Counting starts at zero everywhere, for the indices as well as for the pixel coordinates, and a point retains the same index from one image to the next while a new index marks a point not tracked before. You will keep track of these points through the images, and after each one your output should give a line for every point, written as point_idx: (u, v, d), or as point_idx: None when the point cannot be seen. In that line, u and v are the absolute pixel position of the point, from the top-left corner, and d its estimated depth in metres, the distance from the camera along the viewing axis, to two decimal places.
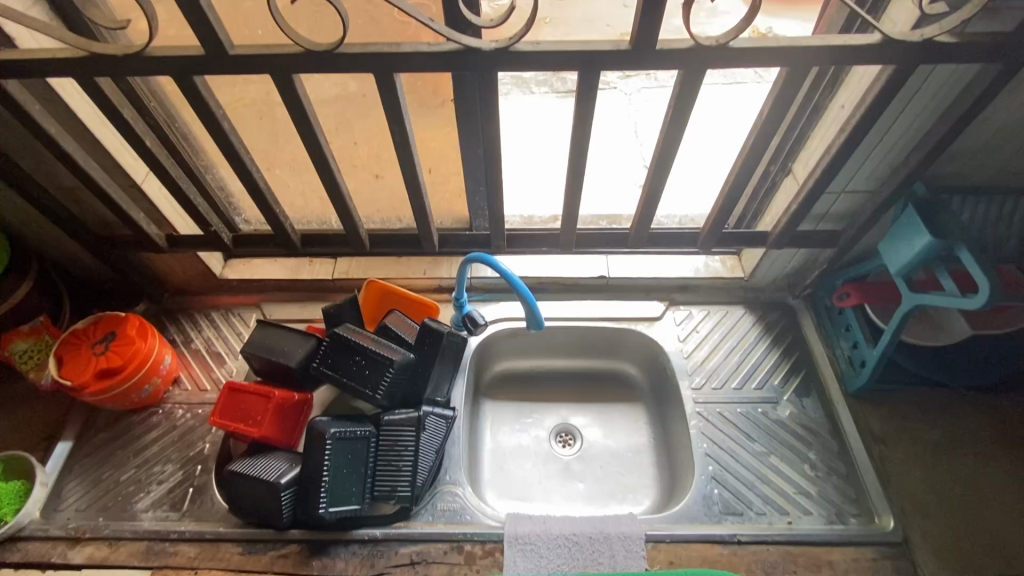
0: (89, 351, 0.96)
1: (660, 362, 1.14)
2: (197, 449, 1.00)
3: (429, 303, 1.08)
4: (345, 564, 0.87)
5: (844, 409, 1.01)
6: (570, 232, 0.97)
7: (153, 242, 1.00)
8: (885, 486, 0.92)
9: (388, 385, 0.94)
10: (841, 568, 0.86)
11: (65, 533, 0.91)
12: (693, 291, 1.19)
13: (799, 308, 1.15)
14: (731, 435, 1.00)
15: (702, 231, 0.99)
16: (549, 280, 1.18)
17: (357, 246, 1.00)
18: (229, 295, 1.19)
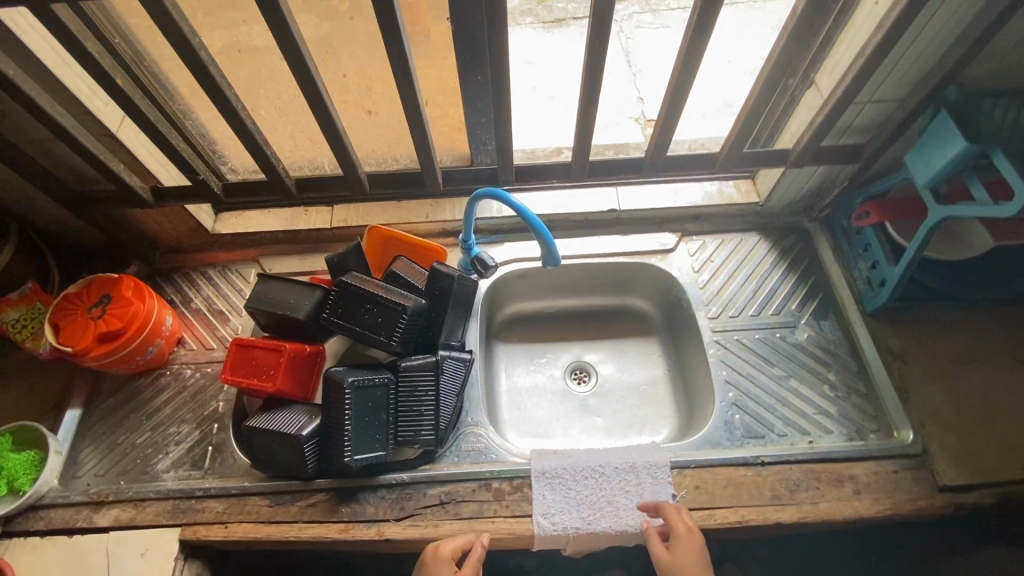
0: (85, 315, 0.92)
1: (675, 294, 1.12)
2: (211, 407, 0.98)
3: (435, 247, 1.04)
4: (374, 509, 0.87)
5: (862, 329, 1.01)
6: (583, 160, 0.91)
7: (137, 196, 0.93)
8: (904, 402, 0.93)
9: (402, 332, 0.92)
10: (864, 481, 0.87)
11: (88, 498, 0.89)
12: (706, 220, 1.15)
13: (814, 231, 1.13)
14: (750, 361, 1.00)
15: (720, 153, 0.94)
16: (557, 216, 1.13)
17: (356, 188, 0.94)
18: (225, 251, 1.14)
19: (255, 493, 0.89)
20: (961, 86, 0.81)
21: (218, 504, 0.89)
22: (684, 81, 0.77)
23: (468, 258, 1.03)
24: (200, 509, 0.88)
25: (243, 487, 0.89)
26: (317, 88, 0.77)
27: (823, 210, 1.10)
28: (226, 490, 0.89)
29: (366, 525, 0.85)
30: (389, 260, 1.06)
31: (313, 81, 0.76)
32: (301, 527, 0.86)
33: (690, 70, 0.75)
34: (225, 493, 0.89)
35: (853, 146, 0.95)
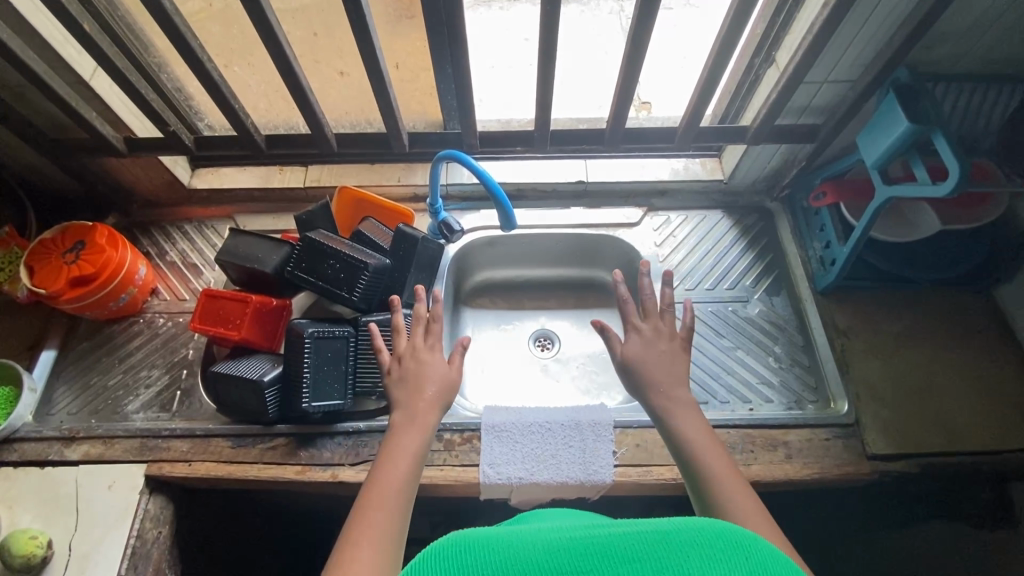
0: (60, 260, 0.95)
1: (636, 267, 1.15)
2: (181, 354, 1.03)
3: (403, 209, 1.07)
4: (331, 454, 0.91)
5: (811, 306, 1.05)
6: (545, 129, 0.94)
7: (111, 145, 0.96)
8: (844, 375, 0.97)
9: (364, 287, 0.95)
10: (795, 447, 0.92)
11: (60, 434, 0.94)
12: (672, 195, 1.18)
13: (776, 211, 1.16)
14: (701, 332, 1.04)
15: (680, 128, 0.96)
16: (526, 186, 1.16)
17: (324, 146, 0.97)
18: (200, 206, 1.17)
19: (219, 434, 0.94)
20: (911, 68, 0.83)
21: (184, 443, 0.93)
22: (638, 54, 0.79)
23: (435, 222, 1.06)
24: (166, 447, 0.93)
25: (208, 429, 0.94)
26: (281, 46, 0.78)
27: (784, 190, 1.13)
28: (191, 430, 0.94)
29: (322, 468, 0.90)
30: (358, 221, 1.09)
31: (277, 39, 0.77)
32: (261, 467, 0.91)
33: (643, 41, 0.77)
34: (190, 433, 0.94)
35: (810, 127, 0.98)
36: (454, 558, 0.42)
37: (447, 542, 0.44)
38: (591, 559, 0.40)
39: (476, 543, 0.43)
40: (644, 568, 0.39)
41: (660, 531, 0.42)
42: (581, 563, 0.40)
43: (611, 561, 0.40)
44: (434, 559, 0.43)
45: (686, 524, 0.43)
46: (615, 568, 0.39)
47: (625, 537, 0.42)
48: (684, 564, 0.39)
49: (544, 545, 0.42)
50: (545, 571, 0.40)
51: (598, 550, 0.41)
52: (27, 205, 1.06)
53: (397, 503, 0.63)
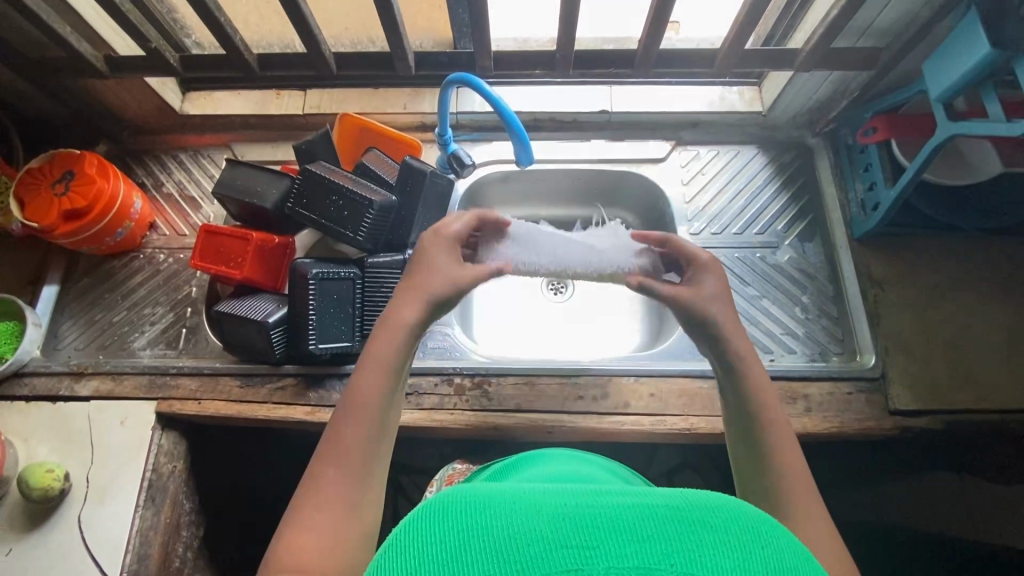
0: (49, 192, 0.90)
1: (660, 208, 1.07)
2: (184, 292, 1.00)
3: (411, 141, 0.99)
4: (340, 395, 0.90)
5: (846, 254, 0.98)
6: (567, 51, 0.83)
7: (90, 65, 0.87)
8: (873, 328, 0.92)
9: (369, 226, 0.90)
10: (816, 400, 0.88)
11: (68, 369, 0.94)
12: (703, 128, 1.08)
13: (816, 148, 1.05)
14: (725, 280, 0.98)
15: (721, 51, 0.85)
16: (543, 115, 1.06)
17: (322, 68, 0.87)
18: (194, 134, 1.09)
19: (227, 373, 0.92)
20: None
21: (192, 381, 0.92)
22: None
23: (445, 155, 0.99)
24: (174, 385, 0.92)
25: (215, 368, 0.93)
26: None
27: (828, 125, 1.02)
28: (199, 369, 0.93)
29: (332, 409, 0.89)
30: (362, 152, 1.02)
31: None
32: (270, 407, 0.90)
33: None
34: (198, 372, 0.93)
35: (868, 51, 0.86)
36: (447, 518, 0.38)
37: (441, 505, 0.40)
38: (596, 531, 0.35)
39: (472, 506, 0.39)
40: (653, 547, 0.34)
41: (671, 508, 0.37)
42: (583, 536, 0.35)
43: (617, 535, 0.35)
44: (425, 521, 0.39)
45: (699, 504, 0.38)
46: (620, 546, 0.35)
47: (632, 510, 0.37)
48: (699, 547, 0.35)
49: (545, 512, 0.37)
50: (545, 543, 0.35)
51: (602, 522, 0.36)
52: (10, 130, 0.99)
53: (374, 421, 0.55)
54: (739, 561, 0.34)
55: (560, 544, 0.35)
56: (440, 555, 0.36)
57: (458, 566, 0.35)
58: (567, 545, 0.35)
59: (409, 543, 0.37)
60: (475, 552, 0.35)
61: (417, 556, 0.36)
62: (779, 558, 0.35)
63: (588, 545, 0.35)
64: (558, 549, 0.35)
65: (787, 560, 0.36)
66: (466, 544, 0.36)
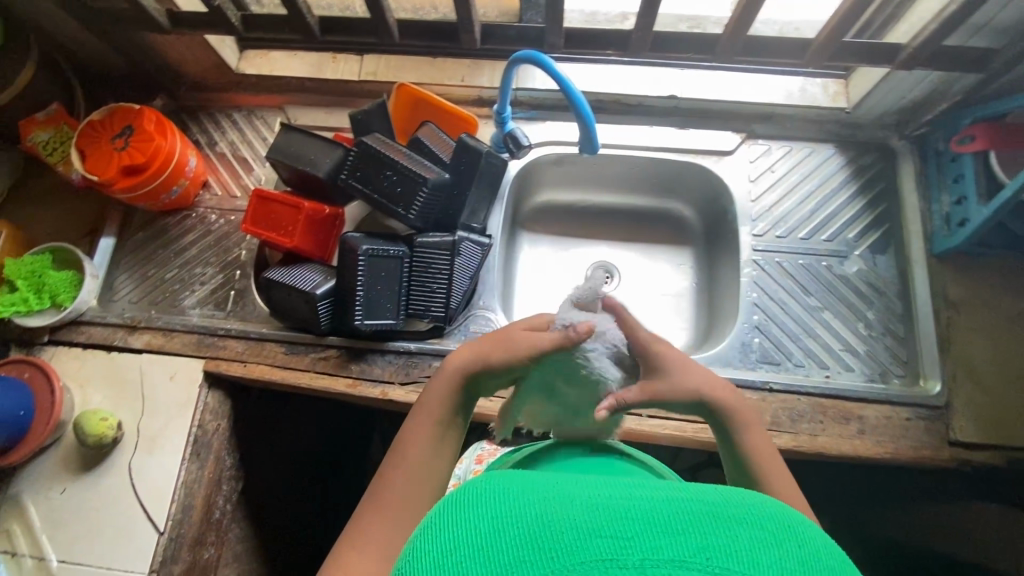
0: (110, 145, 0.91)
1: (722, 204, 1.02)
2: (234, 255, 1.00)
3: (468, 117, 0.96)
4: (381, 371, 0.90)
5: (921, 270, 0.91)
6: (646, 31, 0.77)
7: (152, 18, 0.85)
8: (943, 353, 0.87)
9: (421, 205, 0.87)
10: (871, 423, 0.84)
11: (122, 321, 0.96)
12: (779, 121, 1.01)
13: (901, 151, 0.97)
14: (786, 287, 0.93)
15: (815, 41, 0.78)
16: (607, 97, 1.00)
17: (385, 36, 0.84)
18: (249, 94, 1.08)
19: (272, 339, 0.94)
20: None
21: (239, 344, 0.94)
22: None
23: (500, 133, 0.95)
24: (221, 346, 0.94)
25: (261, 333, 0.94)
26: None
27: (919, 128, 0.94)
28: (246, 332, 0.94)
29: (372, 384, 0.90)
30: (417, 124, 0.99)
31: None
32: (313, 376, 0.91)
33: None
34: (245, 335, 0.94)
35: (981, 50, 0.78)
36: (464, 511, 0.35)
37: (465, 490, 0.37)
38: (632, 521, 0.31)
39: (498, 485, 0.36)
40: (693, 542, 0.30)
41: (711, 502, 0.33)
42: (617, 527, 0.31)
43: (654, 528, 0.31)
44: (447, 506, 0.36)
45: (731, 495, 0.35)
46: (657, 538, 0.31)
47: (669, 501, 0.33)
48: (741, 547, 0.30)
49: (577, 499, 0.34)
50: (579, 531, 0.31)
51: (637, 512, 0.32)
52: (72, 79, 0.99)
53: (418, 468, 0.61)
54: (782, 561, 0.30)
55: (593, 532, 0.31)
56: (466, 539, 0.33)
57: (482, 554, 0.32)
58: (603, 535, 0.31)
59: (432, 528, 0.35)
60: (503, 539, 0.32)
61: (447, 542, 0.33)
62: (824, 560, 0.32)
63: (621, 536, 0.31)
64: (593, 537, 0.31)
65: (830, 559, 0.32)
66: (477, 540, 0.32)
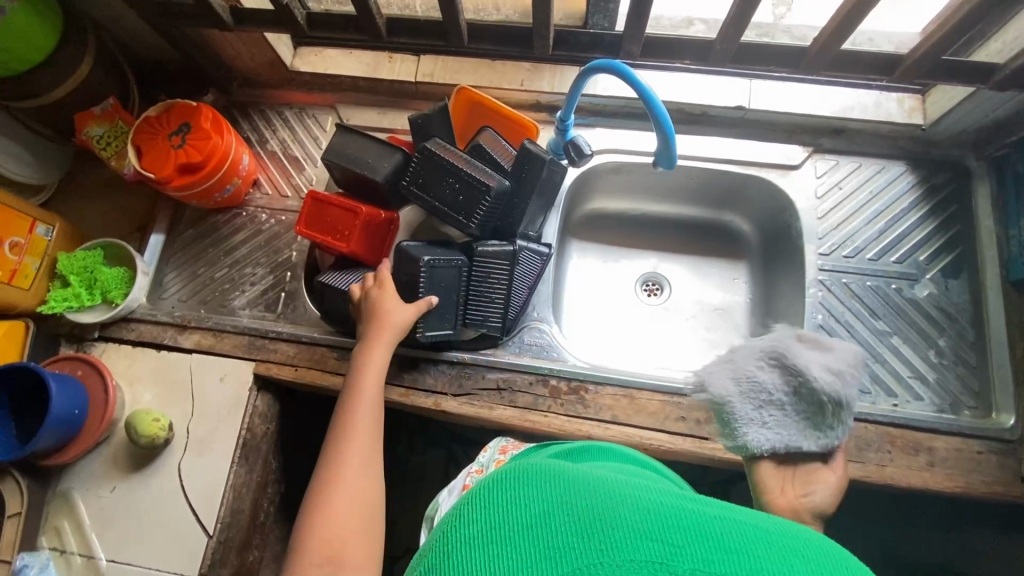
0: (166, 142, 0.90)
1: (785, 220, 0.99)
2: (284, 256, 0.99)
3: (529, 123, 0.93)
4: (434, 381, 0.89)
5: (996, 298, 0.88)
6: (731, 41, 0.74)
7: (216, 15, 0.83)
8: (1017, 385, 0.84)
9: (483, 213, 0.85)
10: (941, 456, 0.81)
11: (172, 320, 0.95)
12: (849, 136, 0.97)
13: (978, 172, 0.93)
14: (853, 309, 0.90)
15: (908, 58, 0.74)
16: (672, 106, 0.97)
17: (454, 39, 0.81)
18: (302, 91, 1.06)
19: (323, 344, 0.92)
20: None
21: (290, 347, 0.93)
22: None
23: (561, 141, 0.92)
24: (272, 349, 0.93)
25: (313, 338, 0.93)
26: None
27: (1002, 148, 0.90)
28: (297, 336, 0.93)
29: (425, 394, 0.88)
30: (475, 129, 0.96)
31: None
32: None
33: None
34: (296, 339, 0.93)
35: None
36: (510, 490, 0.37)
37: (518, 469, 0.39)
38: (687, 534, 0.32)
39: (557, 475, 0.38)
40: (746, 563, 0.31)
41: (766, 530, 0.34)
42: (672, 537, 0.32)
43: (709, 543, 0.32)
44: (503, 480, 0.38)
45: (791, 531, 0.34)
46: (707, 552, 0.31)
47: (724, 520, 0.34)
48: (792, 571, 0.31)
49: (633, 502, 0.35)
50: (630, 530, 0.33)
51: (694, 524, 0.33)
52: (127, 72, 0.97)
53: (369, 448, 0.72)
54: None
55: (646, 535, 0.32)
56: (521, 517, 0.35)
57: (528, 531, 0.34)
58: (654, 537, 0.32)
59: (487, 495, 0.37)
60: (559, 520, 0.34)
61: (504, 511, 0.36)
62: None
63: (675, 544, 0.32)
64: (644, 539, 0.32)
65: None
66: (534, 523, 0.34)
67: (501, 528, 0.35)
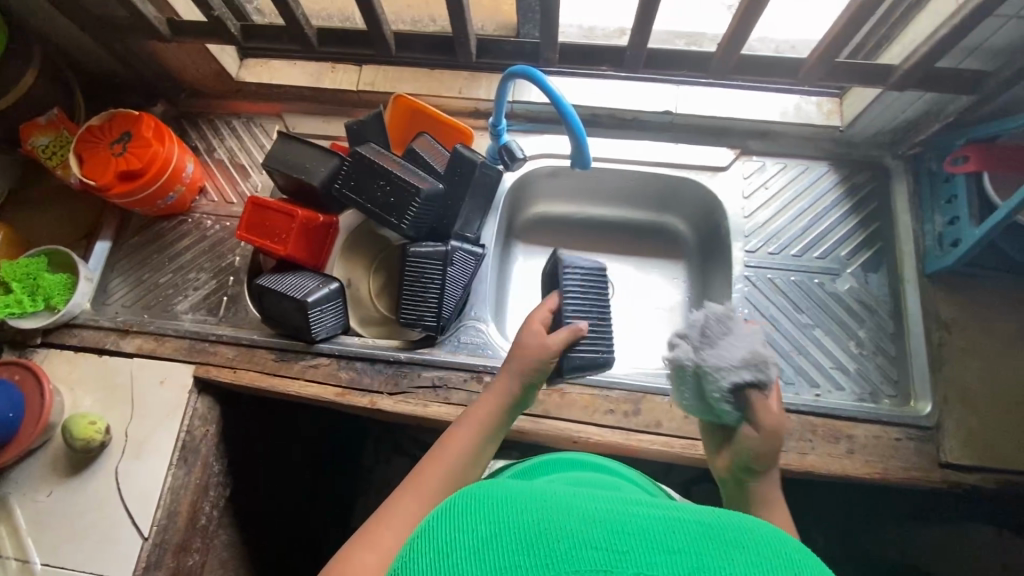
0: (107, 151, 0.92)
1: (716, 220, 1.02)
2: (228, 260, 1.01)
3: (463, 128, 0.97)
4: (371, 380, 0.90)
5: (913, 290, 0.91)
6: (639, 46, 0.79)
7: (152, 27, 0.87)
8: (934, 374, 0.86)
9: (415, 214, 0.88)
10: (860, 443, 0.83)
11: (115, 325, 0.97)
12: (773, 138, 1.01)
13: (895, 170, 0.98)
14: (777, 304, 0.93)
15: (808, 60, 0.79)
16: (604, 111, 1.01)
17: (381, 49, 0.87)
18: (249, 101, 1.09)
19: (263, 346, 0.94)
20: None
21: (229, 350, 0.94)
22: None
23: (495, 145, 0.95)
24: (212, 352, 0.94)
25: (253, 340, 0.94)
26: None
27: (914, 147, 0.94)
28: (237, 339, 0.94)
29: (361, 393, 0.90)
30: (413, 135, 0.99)
31: None
32: (303, 384, 0.91)
33: None
34: (236, 341, 0.94)
35: (974, 74, 0.78)
36: (467, 511, 0.38)
37: (482, 490, 0.40)
38: (628, 536, 0.34)
39: (517, 495, 0.38)
40: (685, 560, 0.33)
41: (708, 525, 0.35)
42: (615, 541, 0.34)
43: (648, 545, 0.34)
44: (470, 498, 0.39)
45: (731, 522, 0.36)
46: (651, 555, 0.33)
47: (671, 523, 0.35)
48: (731, 564, 0.32)
49: (582, 514, 0.36)
50: (576, 541, 0.34)
51: (634, 529, 0.35)
52: (73, 84, 1.00)
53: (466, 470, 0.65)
54: None
55: (591, 543, 0.34)
56: (473, 542, 0.35)
57: (475, 552, 0.34)
58: (597, 546, 0.34)
59: (446, 526, 0.37)
60: (510, 542, 0.34)
61: (454, 539, 0.36)
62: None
63: (617, 550, 0.33)
64: (588, 548, 0.33)
65: None
66: (489, 539, 0.35)
67: (462, 554, 0.35)
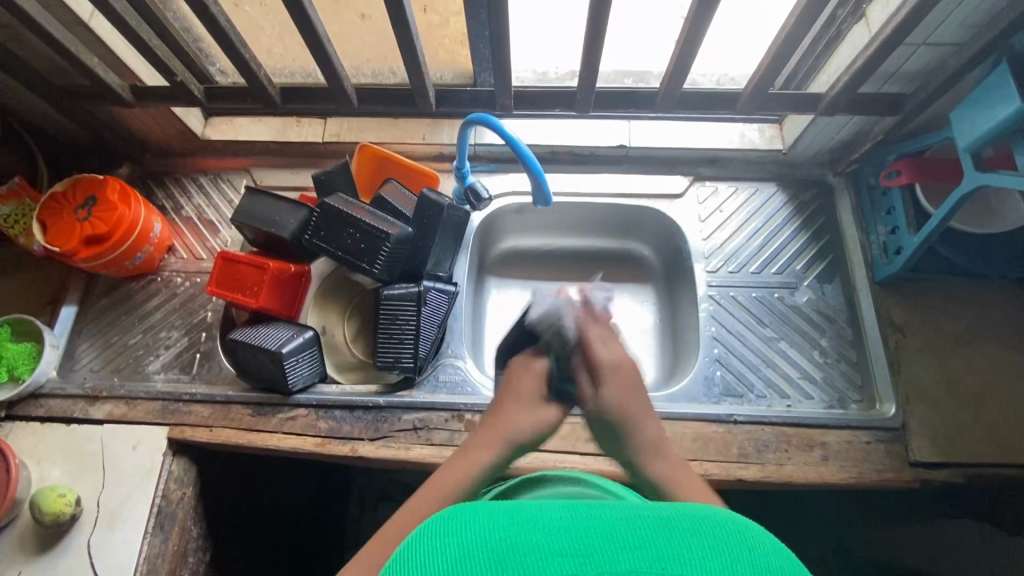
0: (72, 217, 0.92)
1: (677, 244, 1.07)
2: (200, 316, 1.01)
3: (428, 171, 1.00)
4: (351, 428, 0.90)
5: (867, 298, 0.96)
6: (589, 89, 0.86)
7: (117, 94, 0.89)
8: (894, 376, 0.90)
9: (385, 259, 0.90)
10: (833, 449, 0.86)
11: (83, 391, 0.94)
12: (723, 164, 1.07)
13: (838, 186, 1.04)
14: (742, 320, 0.97)
15: (744, 92, 0.86)
16: (561, 148, 1.06)
17: (344, 101, 0.91)
18: (215, 158, 1.11)
19: (238, 402, 0.93)
20: None
21: (204, 408, 0.93)
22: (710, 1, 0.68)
23: (462, 188, 0.97)
24: (186, 411, 0.92)
25: (227, 396, 0.93)
26: None
27: (850, 165, 1.01)
28: (211, 396, 0.93)
29: (341, 442, 0.89)
30: (379, 182, 1.02)
31: None
32: (281, 437, 0.89)
33: None
34: (211, 399, 0.93)
35: (894, 96, 0.85)
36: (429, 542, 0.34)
37: (439, 514, 0.37)
38: (588, 540, 0.33)
39: (475, 511, 0.36)
40: (643, 555, 0.32)
41: (664, 516, 0.35)
42: (577, 545, 0.32)
43: (610, 546, 0.32)
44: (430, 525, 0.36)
45: (688, 508, 0.36)
46: (613, 556, 0.32)
47: (629, 520, 0.34)
48: (693, 554, 0.32)
49: (545, 526, 0.34)
50: (541, 553, 0.32)
51: (595, 531, 0.33)
52: (35, 152, 1.00)
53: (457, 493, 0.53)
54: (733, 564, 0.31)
55: (556, 553, 0.32)
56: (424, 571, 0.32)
57: None
58: (561, 553, 0.32)
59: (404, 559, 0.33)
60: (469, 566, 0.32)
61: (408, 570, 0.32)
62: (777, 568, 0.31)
63: (580, 553, 0.32)
64: (553, 557, 0.32)
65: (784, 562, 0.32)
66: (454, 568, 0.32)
67: None
